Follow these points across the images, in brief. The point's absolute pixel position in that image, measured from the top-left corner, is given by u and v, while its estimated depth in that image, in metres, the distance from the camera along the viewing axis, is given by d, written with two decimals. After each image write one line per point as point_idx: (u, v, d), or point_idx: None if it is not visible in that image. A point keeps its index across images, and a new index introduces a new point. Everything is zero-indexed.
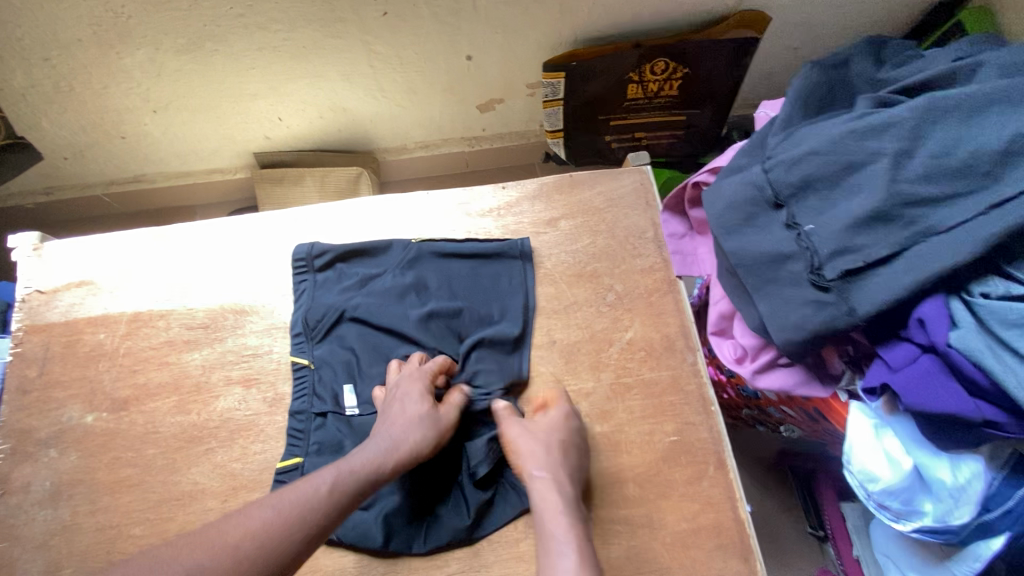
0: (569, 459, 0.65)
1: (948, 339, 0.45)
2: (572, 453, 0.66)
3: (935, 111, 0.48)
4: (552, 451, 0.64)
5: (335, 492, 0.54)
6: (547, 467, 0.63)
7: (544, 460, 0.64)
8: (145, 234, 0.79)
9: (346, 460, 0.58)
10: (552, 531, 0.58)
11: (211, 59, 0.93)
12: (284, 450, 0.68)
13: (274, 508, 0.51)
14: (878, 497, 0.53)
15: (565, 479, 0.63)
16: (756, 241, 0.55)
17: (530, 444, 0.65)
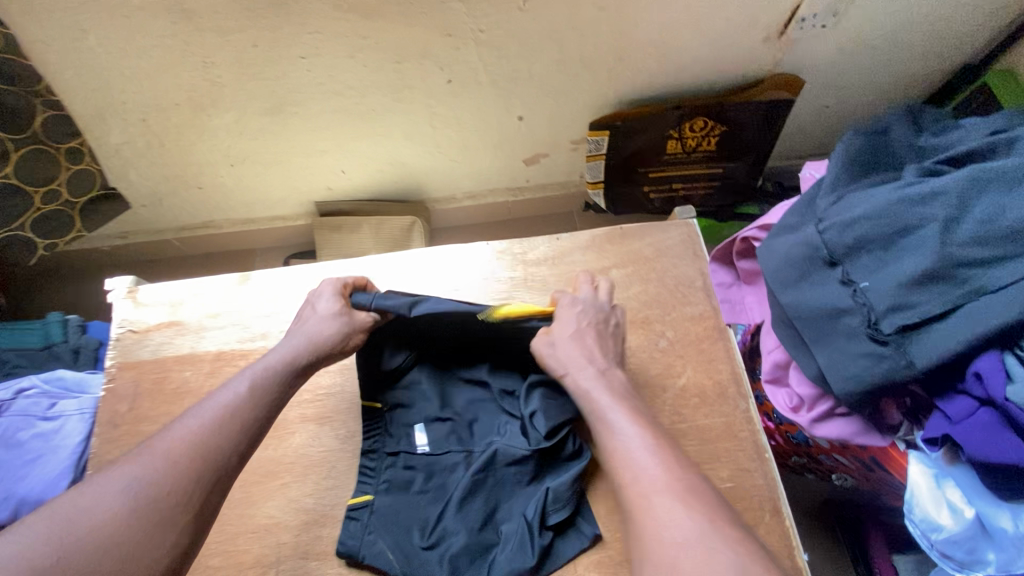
0: (596, 346, 0.69)
1: (1006, 393, 0.47)
2: (591, 342, 0.70)
3: (981, 181, 0.52)
4: (591, 354, 0.68)
5: (254, 391, 0.57)
6: (581, 367, 0.67)
7: (579, 358, 0.68)
8: (230, 279, 0.86)
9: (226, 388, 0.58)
10: (597, 406, 0.64)
11: (290, 120, 1.02)
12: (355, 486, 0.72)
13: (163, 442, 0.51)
14: (941, 546, 0.55)
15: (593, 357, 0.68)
16: (813, 297, 0.59)
17: (565, 347, 0.69)
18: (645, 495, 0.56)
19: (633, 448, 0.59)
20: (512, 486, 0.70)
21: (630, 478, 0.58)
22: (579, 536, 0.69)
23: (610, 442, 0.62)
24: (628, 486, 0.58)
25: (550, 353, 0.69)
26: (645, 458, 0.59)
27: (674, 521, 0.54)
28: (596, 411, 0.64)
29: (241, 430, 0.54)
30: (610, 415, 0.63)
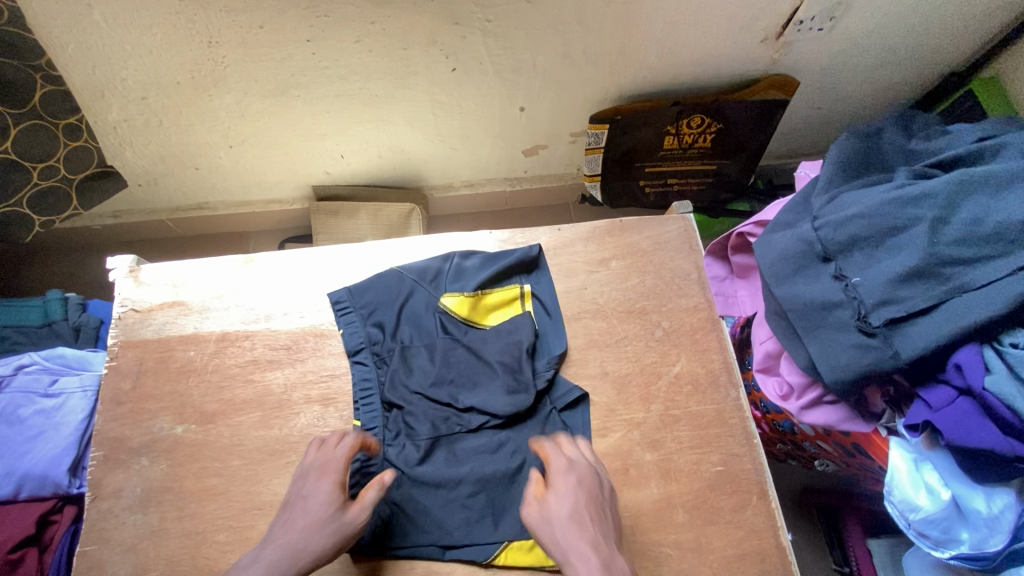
0: (591, 521, 0.62)
1: (984, 383, 0.51)
2: (581, 503, 0.63)
3: (967, 186, 0.55)
4: (586, 511, 0.62)
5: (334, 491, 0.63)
6: (580, 531, 0.60)
7: (577, 537, 0.60)
8: (233, 261, 0.86)
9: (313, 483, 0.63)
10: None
11: (292, 103, 1.02)
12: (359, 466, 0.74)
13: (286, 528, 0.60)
14: (918, 525, 0.58)
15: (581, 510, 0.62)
16: (806, 290, 0.62)
17: (562, 502, 0.63)
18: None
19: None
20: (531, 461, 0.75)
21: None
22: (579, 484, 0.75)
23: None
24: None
25: (545, 529, 0.61)
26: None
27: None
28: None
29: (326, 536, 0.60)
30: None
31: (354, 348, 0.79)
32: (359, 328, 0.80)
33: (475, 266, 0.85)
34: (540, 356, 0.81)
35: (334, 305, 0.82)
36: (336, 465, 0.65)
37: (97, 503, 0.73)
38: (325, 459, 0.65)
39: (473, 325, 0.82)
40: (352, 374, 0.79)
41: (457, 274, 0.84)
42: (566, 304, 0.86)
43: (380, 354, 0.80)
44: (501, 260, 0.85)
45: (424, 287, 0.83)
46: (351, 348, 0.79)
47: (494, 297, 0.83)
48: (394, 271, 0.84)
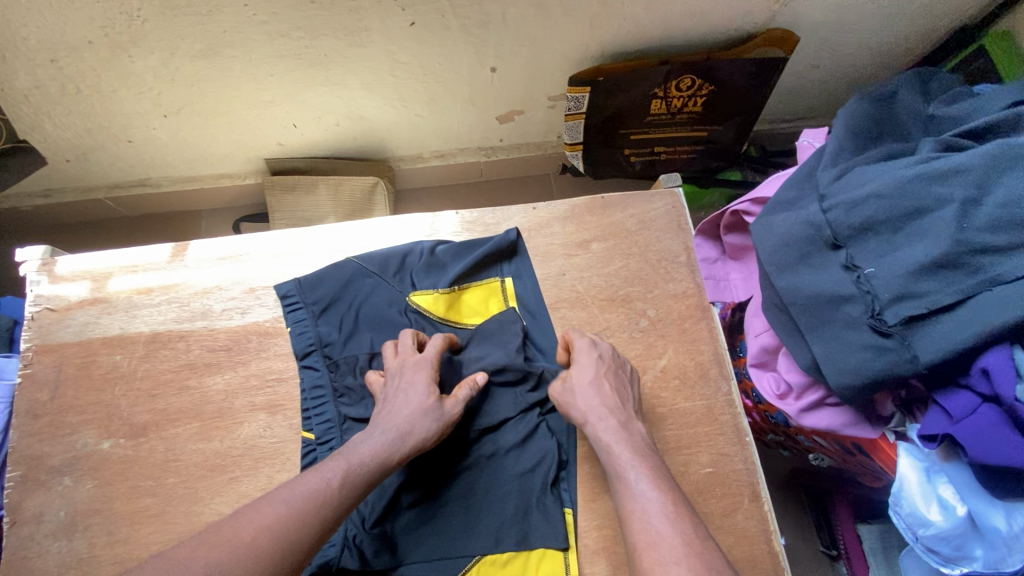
0: (613, 393, 0.66)
1: (1016, 393, 0.44)
2: (597, 382, 0.66)
3: (1005, 159, 0.47)
4: (604, 385, 0.66)
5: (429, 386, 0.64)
6: (597, 404, 0.64)
7: (596, 403, 0.64)
8: (162, 251, 0.76)
9: (405, 382, 0.65)
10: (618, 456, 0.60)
11: (228, 65, 0.89)
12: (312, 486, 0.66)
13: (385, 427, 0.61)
14: (928, 541, 0.53)
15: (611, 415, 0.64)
16: (812, 281, 0.54)
17: (580, 381, 0.66)
18: (655, 561, 0.52)
19: (638, 485, 0.58)
20: (500, 474, 0.69)
21: (639, 529, 0.54)
22: (557, 501, 0.68)
23: (616, 481, 0.60)
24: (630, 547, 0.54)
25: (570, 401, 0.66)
26: (646, 515, 0.55)
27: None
28: (617, 462, 0.60)
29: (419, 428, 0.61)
30: (626, 462, 0.60)
31: (304, 350, 0.70)
32: (309, 328, 0.71)
33: (447, 254, 0.77)
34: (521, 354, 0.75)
35: (282, 300, 0.72)
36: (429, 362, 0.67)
37: (17, 529, 0.64)
38: (415, 358, 0.67)
39: (453, 323, 0.75)
40: (301, 379, 0.70)
41: (422, 266, 0.76)
42: (542, 295, 0.77)
43: (334, 357, 0.71)
44: (475, 247, 0.78)
45: (386, 278, 0.75)
46: (300, 351, 0.70)
47: (474, 289, 0.77)
48: (351, 262, 0.75)
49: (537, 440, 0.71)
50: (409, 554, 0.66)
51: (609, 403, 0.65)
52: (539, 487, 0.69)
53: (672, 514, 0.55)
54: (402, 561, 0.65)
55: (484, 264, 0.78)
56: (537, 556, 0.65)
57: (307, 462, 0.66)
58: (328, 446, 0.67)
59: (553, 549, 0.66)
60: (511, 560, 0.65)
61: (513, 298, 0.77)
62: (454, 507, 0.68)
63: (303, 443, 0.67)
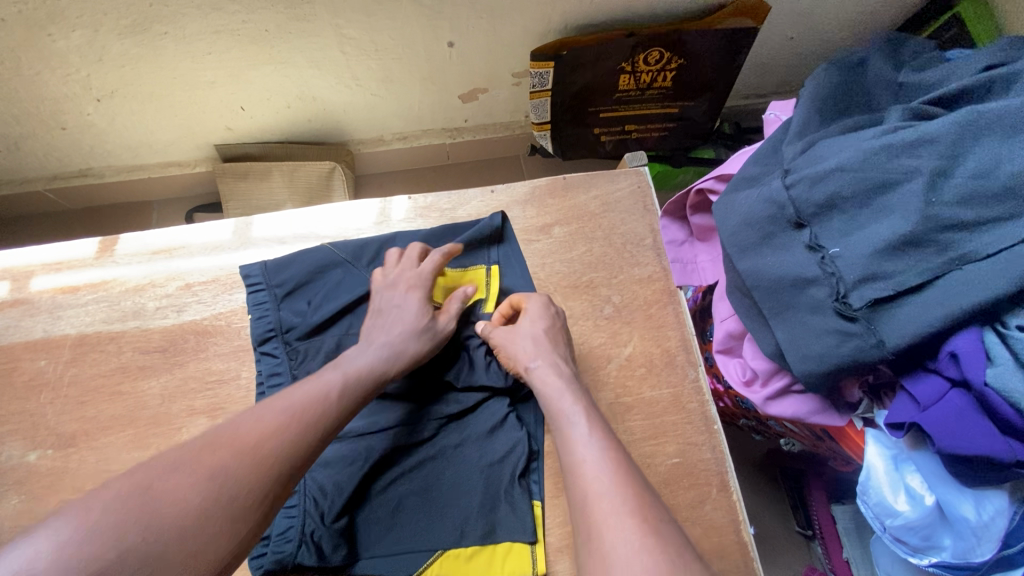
0: (558, 349, 0.65)
1: (985, 377, 0.42)
2: (526, 338, 0.65)
3: (974, 128, 0.44)
4: (542, 341, 0.64)
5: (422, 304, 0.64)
6: (540, 355, 0.63)
7: (535, 354, 0.63)
8: (89, 248, 0.71)
9: (397, 299, 0.64)
10: (562, 407, 0.58)
11: (160, 42, 0.83)
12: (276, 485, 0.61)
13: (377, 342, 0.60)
14: (896, 531, 0.51)
15: (557, 366, 0.63)
16: (775, 263, 0.51)
17: (517, 340, 0.65)
18: (609, 511, 0.48)
19: (582, 436, 0.55)
20: (468, 465, 0.66)
21: (590, 477, 0.51)
22: (526, 492, 0.65)
23: (560, 435, 0.57)
24: (580, 501, 0.50)
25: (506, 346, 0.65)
26: (595, 466, 0.52)
27: (616, 544, 0.45)
28: (560, 415, 0.58)
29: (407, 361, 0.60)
30: (574, 419, 0.57)
31: (262, 336, 0.65)
32: (270, 312, 0.66)
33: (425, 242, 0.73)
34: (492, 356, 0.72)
35: (243, 280, 0.67)
36: (424, 279, 0.66)
37: None
38: (413, 275, 0.66)
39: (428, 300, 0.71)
40: (258, 367, 0.65)
41: None
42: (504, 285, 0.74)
43: (294, 344, 0.66)
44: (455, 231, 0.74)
45: (357, 266, 0.70)
46: (258, 337, 0.65)
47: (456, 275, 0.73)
48: (321, 248, 0.70)
49: (509, 430, 0.68)
50: (370, 547, 0.62)
51: (535, 362, 0.63)
52: (506, 478, 0.65)
53: (617, 466, 0.52)
54: (362, 554, 0.62)
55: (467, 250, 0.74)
56: (503, 550, 0.62)
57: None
58: None
59: (520, 543, 0.62)
60: (476, 553, 0.62)
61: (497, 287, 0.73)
62: (418, 495, 0.64)
63: None
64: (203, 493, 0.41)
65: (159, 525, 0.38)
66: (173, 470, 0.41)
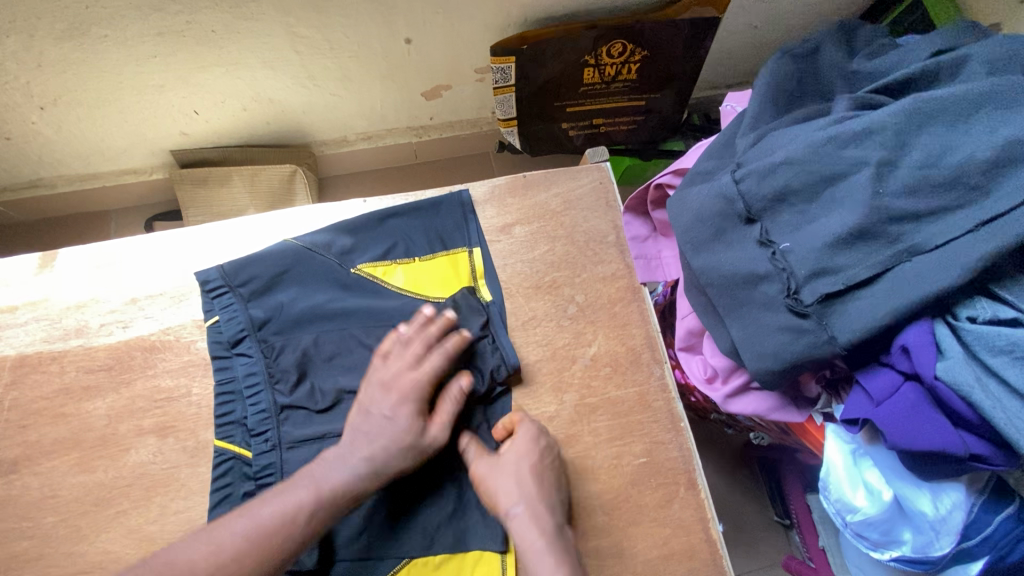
0: (546, 490, 0.60)
1: (936, 371, 0.41)
2: (505, 486, 0.60)
3: (921, 115, 0.43)
4: (523, 484, 0.59)
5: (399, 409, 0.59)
6: (524, 501, 0.58)
7: (517, 498, 0.59)
8: (27, 263, 0.67)
9: (375, 387, 0.61)
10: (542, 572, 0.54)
11: (101, 46, 0.79)
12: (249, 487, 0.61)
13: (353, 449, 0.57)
14: (856, 527, 0.50)
15: (541, 516, 0.58)
16: (727, 259, 0.50)
17: (500, 482, 0.60)
18: None
19: None
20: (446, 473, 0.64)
21: None
22: None
23: None
24: None
25: (486, 484, 0.61)
26: None
27: None
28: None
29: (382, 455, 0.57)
30: None
31: (234, 337, 0.65)
32: (238, 312, 0.66)
33: (391, 229, 0.72)
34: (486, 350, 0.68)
35: (202, 286, 0.66)
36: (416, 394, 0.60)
37: None
38: (408, 380, 0.61)
39: (410, 293, 0.70)
40: (235, 368, 0.65)
41: (363, 244, 0.71)
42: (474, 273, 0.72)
43: (268, 343, 0.66)
44: (422, 206, 0.74)
45: (320, 255, 0.69)
46: (231, 339, 0.65)
47: (428, 265, 0.71)
48: (275, 248, 0.68)
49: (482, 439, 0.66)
50: (347, 549, 0.60)
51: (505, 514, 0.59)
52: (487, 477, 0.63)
53: None
54: (337, 557, 0.60)
55: (440, 236, 0.73)
56: (473, 557, 0.60)
57: (220, 471, 0.61)
58: (262, 440, 0.62)
59: (490, 552, 0.60)
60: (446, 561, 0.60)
61: (480, 276, 0.72)
62: (394, 496, 0.63)
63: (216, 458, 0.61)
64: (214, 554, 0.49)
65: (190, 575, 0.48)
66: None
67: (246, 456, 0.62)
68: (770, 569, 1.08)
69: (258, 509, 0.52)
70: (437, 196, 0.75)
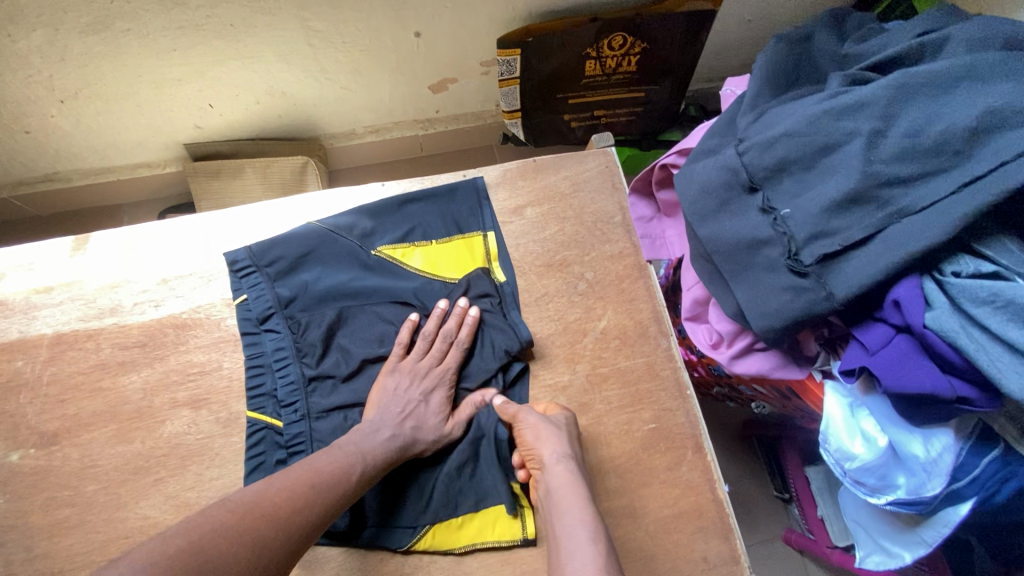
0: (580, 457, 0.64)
1: (924, 320, 0.45)
2: (558, 449, 0.61)
3: (907, 89, 0.47)
4: (573, 444, 0.63)
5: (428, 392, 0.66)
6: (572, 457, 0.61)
7: (567, 450, 0.61)
8: (61, 247, 0.71)
9: (403, 373, 0.66)
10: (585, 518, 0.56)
11: (123, 40, 0.82)
12: (281, 454, 0.64)
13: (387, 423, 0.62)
14: (855, 474, 0.54)
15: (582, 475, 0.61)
16: (732, 228, 0.54)
17: (553, 431, 0.63)
18: None
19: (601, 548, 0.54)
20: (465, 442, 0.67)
21: None
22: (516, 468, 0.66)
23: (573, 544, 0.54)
24: None
25: (534, 428, 0.63)
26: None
27: None
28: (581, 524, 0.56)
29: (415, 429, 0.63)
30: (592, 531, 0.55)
31: (262, 314, 0.68)
32: (266, 290, 0.69)
33: (409, 213, 0.76)
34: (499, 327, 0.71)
35: (231, 266, 0.69)
36: (439, 380, 0.67)
37: None
38: (432, 368, 0.67)
39: (427, 274, 0.73)
40: (264, 343, 0.68)
41: (382, 228, 0.74)
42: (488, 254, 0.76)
43: (295, 318, 0.69)
44: (439, 190, 0.78)
45: (342, 237, 0.72)
46: (259, 316, 0.68)
47: (443, 247, 0.75)
48: (298, 230, 0.72)
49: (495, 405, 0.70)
50: (374, 516, 0.63)
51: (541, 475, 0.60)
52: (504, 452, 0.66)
53: None
54: (366, 524, 0.63)
55: (456, 220, 0.77)
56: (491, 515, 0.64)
57: (253, 440, 0.64)
58: (292, 410, 0.65)
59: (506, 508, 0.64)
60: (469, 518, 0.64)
61: (494, 257, 0.76)
62: (419, 463, 0.67)
63: (248, 428, 0.64)
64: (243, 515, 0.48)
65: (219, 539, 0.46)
66: (181, 563, 0.43)
67: (277, 426, 0.65)
68: (771, 542, 1.12)
69: (286, 472, 0.54)
70: (452, 182, 0.79)
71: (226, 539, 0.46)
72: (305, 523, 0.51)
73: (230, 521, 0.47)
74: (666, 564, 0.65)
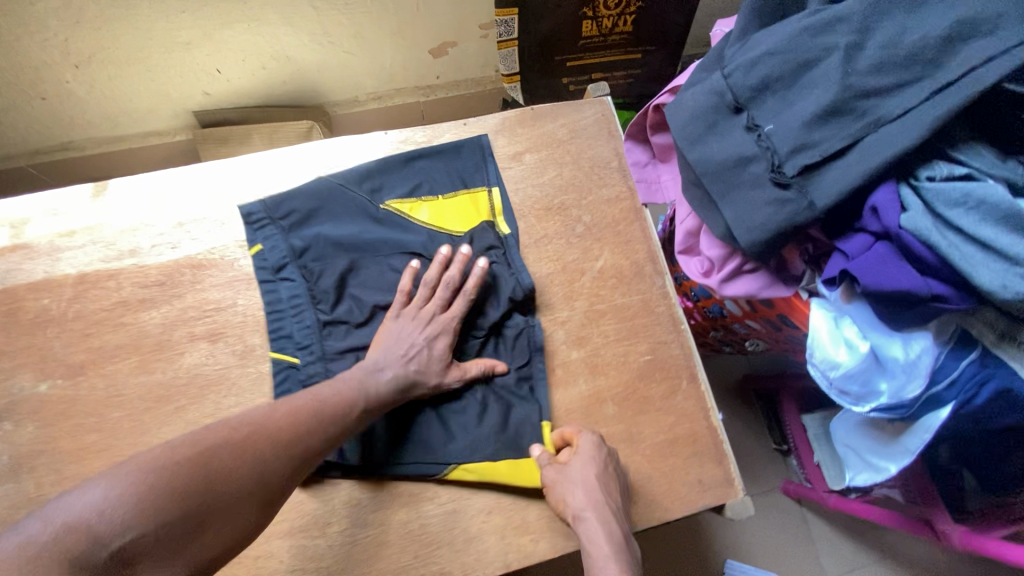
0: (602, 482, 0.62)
1: (899, 221, 0.48)
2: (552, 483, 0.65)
3: (882, 4, 0.49)
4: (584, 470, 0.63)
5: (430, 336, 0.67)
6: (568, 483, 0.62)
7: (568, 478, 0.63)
8: (81, 193, 0.74)
9: (407, 319, 0.68)
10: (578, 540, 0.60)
11: (134, 2, 0.85)
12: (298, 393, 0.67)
13: (390, 362, 0.64)
14: (839, 382, 0.57)
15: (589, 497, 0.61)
16: (720, 148, 0.56)
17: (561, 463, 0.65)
18: None
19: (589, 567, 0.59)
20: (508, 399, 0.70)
21: None
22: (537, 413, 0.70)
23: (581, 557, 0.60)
24: None
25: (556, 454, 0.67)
26: None
27: None
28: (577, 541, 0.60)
29: (416, 370, 0.65)
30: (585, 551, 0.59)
31: (278, 264, 0.71)
32: (280, 241, 0.72)
33: (415, 169, 0.78)
34: (505, 278, 0.73)
35: (247, 219, 0.72)
36: (441, 325, 0.68)
37: None
38: (434, 314, 0.68)
39: (434, 227, 0.76)
40: (281, 291, 0.71)
41: (392, 183, 0.77)
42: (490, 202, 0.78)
43: (308, 268, 0.72)
44: (444, 146, 0.80)
45: (351, 188, 0.75)
46: (275, 265, 0.71)
47: (449, 201, 0.78)
48: (311, 183, 0.75)
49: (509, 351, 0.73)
50: (383, 450, 0.66)
51: None
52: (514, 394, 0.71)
53: None
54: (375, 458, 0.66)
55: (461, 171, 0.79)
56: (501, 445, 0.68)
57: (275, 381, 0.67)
58: (308, 352, 0.68)
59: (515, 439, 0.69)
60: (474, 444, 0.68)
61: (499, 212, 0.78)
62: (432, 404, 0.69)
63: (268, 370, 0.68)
64: (247, 431, 0.52)
65: (225, 454, 0.50)
66: (188, 471, 0.47)
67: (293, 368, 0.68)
68: (770, 492, 1.14)
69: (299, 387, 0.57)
70: (458, 140, 0.81)
71: (232, 452, 0.50)
72: (305, 447, 0.55)
73: (236, 436, 0.51)
74: (663, 486, 0.68)
